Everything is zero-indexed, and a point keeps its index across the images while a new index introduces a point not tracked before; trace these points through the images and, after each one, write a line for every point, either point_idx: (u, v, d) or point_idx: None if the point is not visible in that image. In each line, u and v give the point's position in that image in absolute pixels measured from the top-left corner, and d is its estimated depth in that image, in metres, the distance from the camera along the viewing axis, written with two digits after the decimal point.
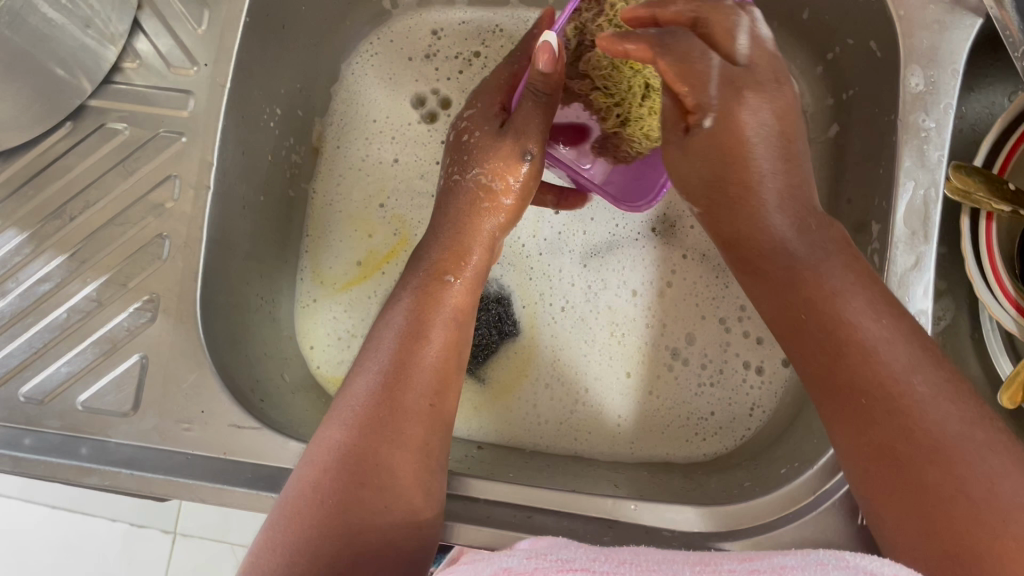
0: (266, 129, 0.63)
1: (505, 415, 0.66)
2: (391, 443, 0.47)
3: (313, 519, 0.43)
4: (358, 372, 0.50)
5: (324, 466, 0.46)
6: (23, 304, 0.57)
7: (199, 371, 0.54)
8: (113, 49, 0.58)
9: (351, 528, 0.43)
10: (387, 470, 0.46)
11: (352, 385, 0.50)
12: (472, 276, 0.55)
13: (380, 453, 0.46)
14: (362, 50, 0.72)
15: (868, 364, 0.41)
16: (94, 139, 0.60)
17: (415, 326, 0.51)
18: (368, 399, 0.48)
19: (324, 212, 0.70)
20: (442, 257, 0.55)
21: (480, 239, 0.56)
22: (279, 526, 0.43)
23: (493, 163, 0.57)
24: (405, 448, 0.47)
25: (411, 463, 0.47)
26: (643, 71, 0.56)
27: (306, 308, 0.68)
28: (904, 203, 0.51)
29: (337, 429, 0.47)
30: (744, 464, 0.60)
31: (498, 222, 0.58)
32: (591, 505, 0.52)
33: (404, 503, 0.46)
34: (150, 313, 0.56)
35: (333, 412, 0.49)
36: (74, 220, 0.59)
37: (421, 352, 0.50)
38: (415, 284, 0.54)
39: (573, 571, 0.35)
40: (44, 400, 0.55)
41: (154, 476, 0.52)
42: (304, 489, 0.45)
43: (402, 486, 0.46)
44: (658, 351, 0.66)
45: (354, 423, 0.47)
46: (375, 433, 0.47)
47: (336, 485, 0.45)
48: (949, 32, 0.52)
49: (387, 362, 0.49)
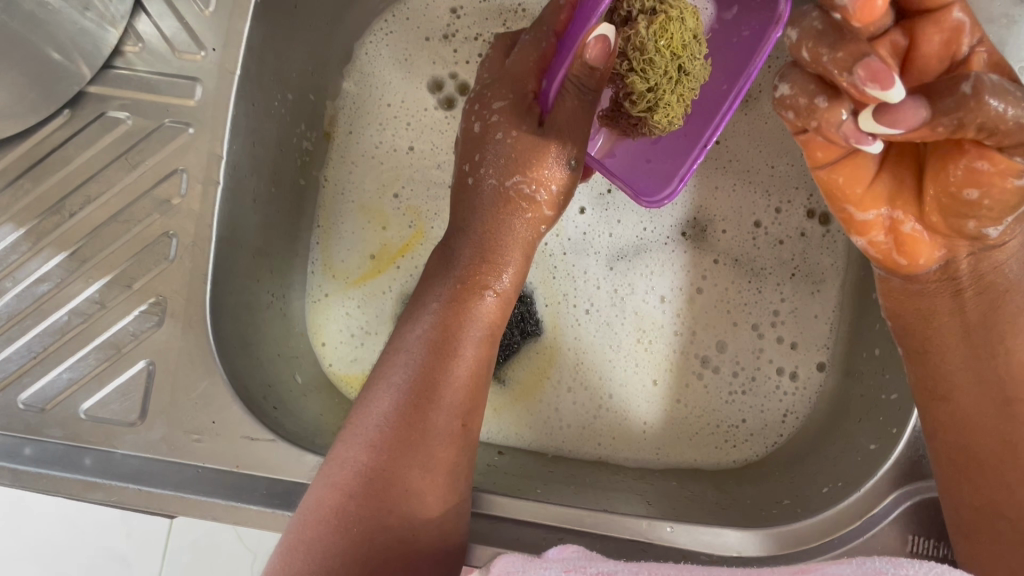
0: (277, 116, 0.59)
1: (526, 418, 0.63)
2: (420, 466, 0.44)
3: (334, 547, 0.40)
4: (380, 385, 0.47)
5: (348, 489, 0.42)
6: (20, 305, 0.54)
7: (210, 379, 0.51)
8: (113, 31, 0.54)
9: (377, 558, 0.41)
10: (414, 496, 0.43)
11: (374, 400, 0.46)
12: (508, 287, 0.53)
13: (408, 476, 0.43)
14: (376, 28, 0.67)
15: None
16: (94, 128, 0.56)
17: (442, 340, 0.48)
18: (395, 418, 0.45)
19: (336, 202, 0.66)
20: (472, 267, 0.52)
21: (517, 248, 0.53)
22: (298, 550, 0.40)
23: (535, 169, 0.51)
24: (433, 472, 0.44)
25: (438, 487, 0.45)
26: (683, 54, 0.48)
27: (316, 303, 0.65)
28: None
29: (358, 447, 0.44)
30: (777, 474, 0.57)
31: (538, 229, 0.54)
32: (624, 528, 0.49)
33: (430, 529, 0.44)
34: (156, 316, 0.52)
35: (352, 427, 0.46)
36: (74, 215, 0.55)
37: (452, 370, 0.47)
38: (446, 295, 0.51)
39: None
40: (44, 408, 0.52)
41: (162, 493, 0.49)
42: (325, 510, 0.42)
43: (427, 512, 0.44)
44: (687, 358, 0.64)
45: (379, 443, 0.44)
46: (400, 455, 0.44)
47: (362, 511, 0.42)
48: (1017, 27, 0.49)
49: (415, 379, 0.46)
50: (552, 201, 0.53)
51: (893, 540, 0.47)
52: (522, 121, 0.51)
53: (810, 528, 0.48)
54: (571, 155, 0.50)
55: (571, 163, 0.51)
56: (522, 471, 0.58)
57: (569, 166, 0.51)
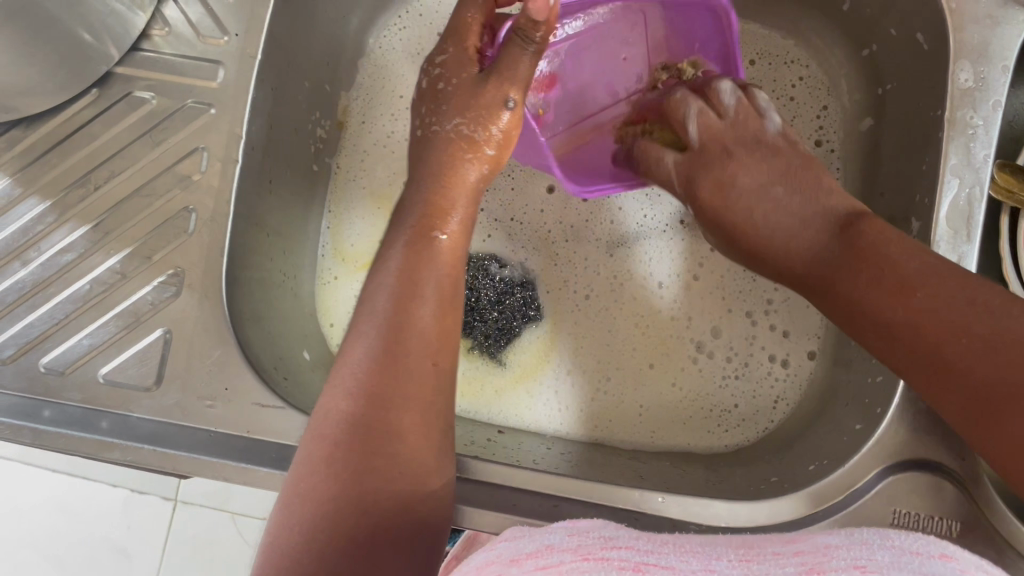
0: (294, 101, 0.62)
1: (526, 399, 0.66)
2: (398, 407, 0.45)
3: (326, 493, 0.42)
4: (354, 338, 0.48)
5: (332, 437, 0.44)
6: (45, 273, 0.56)
7: (224, 347, 0.53)
8: (142, 15, 0.56)
9: (369, 500, 0.42)
10: (395, 435, 0.44)
11: (350, 349, 0.47)
12: (458, 229, 0.54)
13: (390, 420, 0.45)
14: (389, 22, 0.70)
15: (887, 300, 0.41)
16: (120, 107, 0.59)
17: (406, 282, 0.49)
18: (367, 366, 0.46)
19: (348, 188, 0.69)
20: (429, 214, 0.53)
21: (466, 194, 0.56)
22: (293, 500, 0.42)
23: (473, 112, 0.56)
24: (411, 412, 0.45)
25: (419, 428, 0.46)
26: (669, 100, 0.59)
27: (325, 285, 0.67)
28: (947, 202, 0.51)
29: (342, 394, 0.45)
30: (769, 455, 0.59)
31: (486, 175, 0.57)
32: (618, 497, 0.51)
33: (413, 467, 0.44)
34: (175, 287, 0.55)
35: (335, 375, 0.47)
36: (98, 189, 0.58)
37: (415, 311, 0.48)
38: (409, 239, 0.52)
39: (617, 548, 0.33)
40: (65, 371, 0.54)
41: (177, 453, 0.51)
42: (313, 460, 0.43)
43: (411, 449, 0.45)
44: (683, 343, 0.66)
45: (357, 391, 0.45)
46: (382, 399, 0.45)
47: (347, 456, 0.43)
48: (1001, 28, 0.51)
49: (383, 325, 0.47)
50: (493, 144, 0.57)
51: (876, 514, 0.49)
52: (464, 75, 0.57)
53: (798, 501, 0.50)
54: (509, 95, 0.55)
55: (510, 104, 0.55)
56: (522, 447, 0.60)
57: (506, 107, 0.55)
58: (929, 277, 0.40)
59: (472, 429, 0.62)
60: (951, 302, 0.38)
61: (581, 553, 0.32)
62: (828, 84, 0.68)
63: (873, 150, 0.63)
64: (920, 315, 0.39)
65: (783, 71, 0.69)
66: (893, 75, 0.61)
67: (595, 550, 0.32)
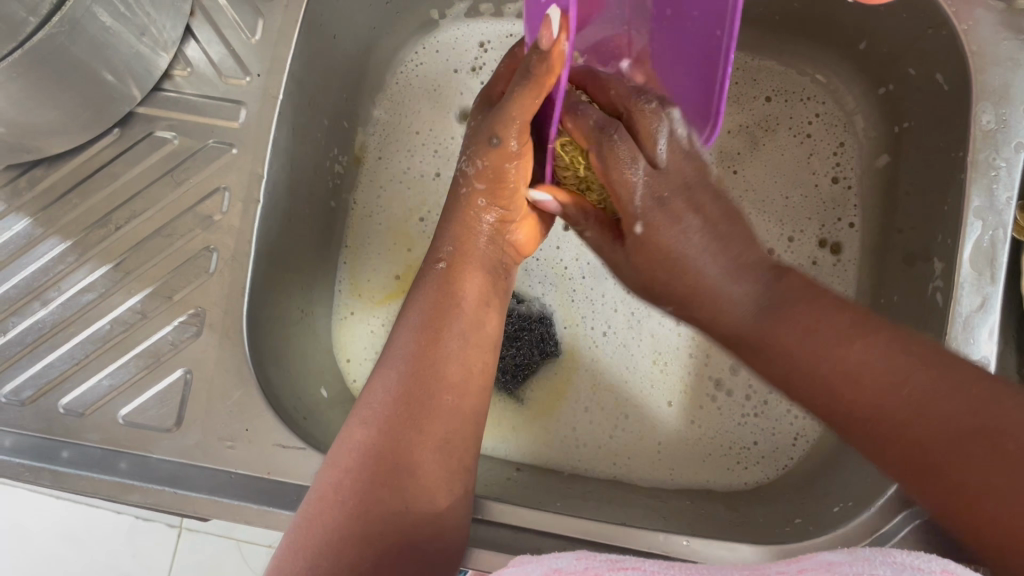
0: (313, 139, 0.62)
1: (542, 435, 0.65)
2: (416, 441, 0.45)
3: (332, 524, 0.41)
4: (382, 371, 0.48)
5: (348, 466, 0.43)
6: (66, 314, 0.56)
7: (245, 388, 0.53)
8: (165, 56, 0.57)
9: (375, 529, 0.41)
10: (409, 470, 0.44)
11: (376, 384, 0.47)
12: (481, 264, 0.53)
13: (408, 454, 0.44)
14: (407, 59, 0.71)
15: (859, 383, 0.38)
16: (142, 147, 0.59)
17: (433, 321, 0.49)
18: (391, 396, 0.46)
19: (365, 224, 0.69)
20: (460, 251, 0.53)
21: (484, 238, 0.54)
22: (300, 528, 0.41)
23: (470, 148, 0.54)
24: (429, 448, 0.45)
25: (437, 465, 0.45)
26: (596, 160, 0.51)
27: (343, 321, 0.67)
28: (971, 243, 0.51)
29: (362, 426, 0.45)
30: (791, 495, 0.58)
31: (502, 227, 0.55)
32: (642, 540, 0.51)
33: (423, 505, 0.43)
34: (195, 327, 0.55)
35: (360, 408, 0.46)
36: (120, 229, 0.58)
37: (444, 345, 0.48)
38: (429, 277, 0.52)
39: (625, 570, 0.33)
40: (84, 412, 0.54)
41: (197, 496, 0.51)
42: (324, 491, 0.43)
43: (423, 486, 0.44)
44: (700, 381, 0.66)
45: (378, 422, 0.45)
46: (400, 430, 0.45)
47: (358, 485, 0.42)
48: (1022, 70, 0.51)
49: (409, 359, 0.47)
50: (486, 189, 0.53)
51: None
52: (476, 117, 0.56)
53: (826, 544, 0.50)
54: (492, 132, 0.51)
55: (494, 141, 0.51)
56: (539, 486, 0.60)
57: (491, 144, 0.51)
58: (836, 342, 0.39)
59: (490, 467, 0.62)
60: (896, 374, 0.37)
61: None
62: (845, 120, 0.68)
63: (891, 186, 0.63)
64: (826, 381, 0.39)
65: (799, 107, 0.69)
66: (911, 114, 0.61)
67: (604, 572, 0.33)
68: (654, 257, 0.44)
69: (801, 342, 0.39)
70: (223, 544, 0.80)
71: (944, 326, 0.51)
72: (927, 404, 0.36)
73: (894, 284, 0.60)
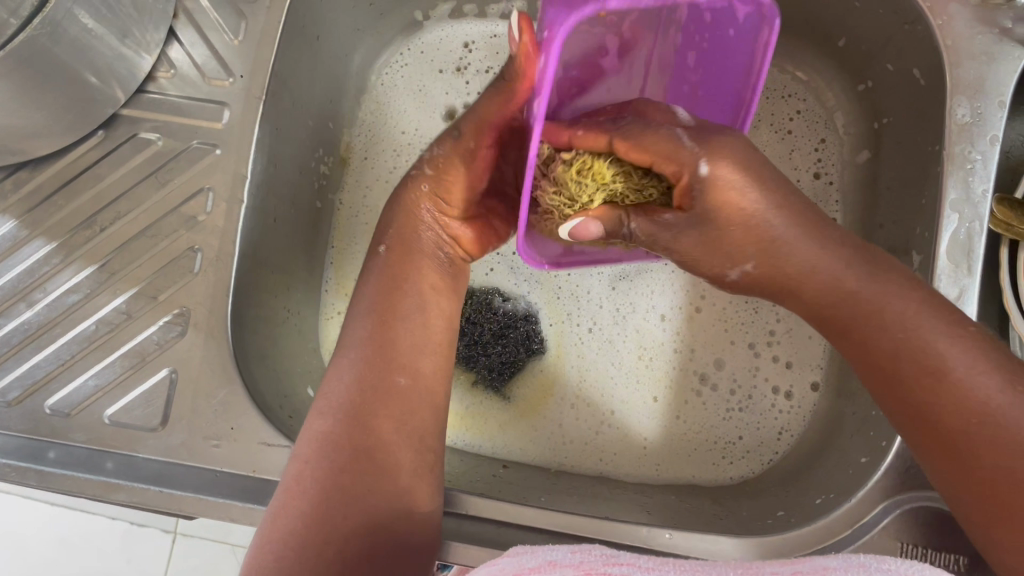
0: (297, 140, 0.62)
1: (529, 432, 0.66)
2: (374, 428, 0.47)
3: (298, 515, 0.43)
4: (338, 360, 0.50)
5: (310, 457, 0.45)
6: (51, 315, 0.57)
7: (230, 387, 0.53)
8: (148, 58, 0.57)
9: (336, 517, 0.43)
10: (369, 457, 0.46)
11: (333, 376, 0.49)
12: (420, 246, 0.55)
13: (368, 438, 0.46)
14: (391, 60, 0.71)
15: (932, 367, 0.41)
16: (126, 149, 0.59)
17: (383, 311, 0.51)
18: (348, 387, 0.48)
19: (351, 224, 0.69)
20: (407, 236, 0.56)
21: (429, 227, 0.56)
22: (270, 520, 0.43)
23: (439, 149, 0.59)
24: (386, 433, 0.47)
25: (396, 449, 0.47)
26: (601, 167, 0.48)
27: (329, 320, 0.67)
28: (948, 235, 0.51)
29: (322, 417, 0.47)
30: (775, 489, 0.59)
31: (445, 220, 0.57)
32: (626, 534, 0.51)
33: (385, 490, 0.45)
34: (180, 326, 0.55)
35: (319, 400, 0.48)
36: (105, 230, 0.58)
37: (398, 333, 0.51)
38: (377, 271, 0.54)
39: (619, 565, 0.32)
40: (70, 413, 0.54)
41: (183, 494, 0.51)
42: (290, 482, 0.44)
43: (384, 470, 0.46)
44: (686, 376, 0.66)
45: (339, 413, 0.47)
46: (358, 418, 0.47)
47: (321, 476, 0.44)
48: (997, 64, 0.52)
49: (365, 350, 0.50)
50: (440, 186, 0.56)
51: (883, 548, 0.49)
52: None
53: (808, 535, 0.50)
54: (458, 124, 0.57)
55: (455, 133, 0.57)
56: (524, 482, 0.60)
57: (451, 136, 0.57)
58: (927, 332, 0.42)
59: (477, 465, 0.62)
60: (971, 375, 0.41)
61: (583, 568, 0.32)
62: (826, 117, 0.68)
63: (872, 181, 0.64)
64: (923, 356, 0.42)
65: (781, 105, 0.69)
66: (890, 110, 0.62)
67: (598, 565, 0.32)
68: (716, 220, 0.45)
69: (909, 316, 0.43)
70: (213, 548, 0.80)
71: None
72: (991, 411, 0.40)
73: None
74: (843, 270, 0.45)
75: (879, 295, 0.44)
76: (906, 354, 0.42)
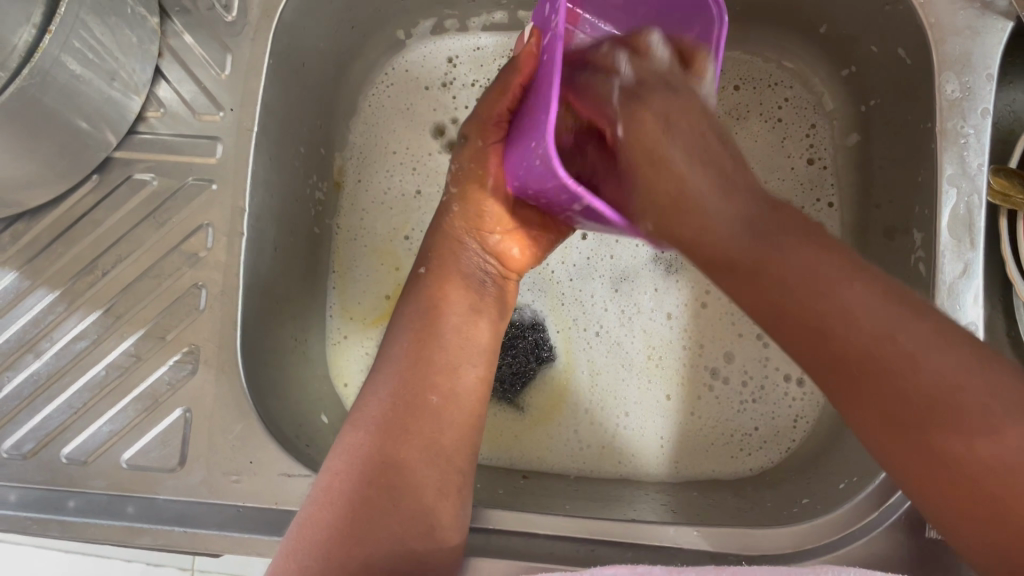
0: (291, 168, 0.62)
1: (544, 441, 0.66)
2: (404, 444, 0.47)
3: (324, 524, 0.43)
4: (372, 380, 0.51)
5: (340, 471, 0.46)
6: (60, 363, 0.56)
7: (245, 421, 0.53)
8: (137, 99, 0.57)
9: (361, 529, 0.43)
10: (399, 473, 0.46)
11: (369, 394, 0.50)
12: (453, 268, 0.55)
13: (399, 454, 0.47)
14: (376, 81, 0.71)
15: (866, 353, 0.34)
16: (121, 191, 0.59)
17: (422, 331, 0.52)
18: (383, 405, 0.48)
19: (350, 247, 0.69)
20: (442, 257, 0.56)
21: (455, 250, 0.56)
22: (295, 530, 0.44)
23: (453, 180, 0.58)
24: (417, 450, 0.47)
25: (427, 466, 0.47)
26: None
27: (337, 345, 0.67)
28: (948, 210, 0.51)
29: (356, 432, 0.48)
30: (795, 477, 0.59)
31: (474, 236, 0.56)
32: (654, 536, 0.51)
33: (412, 503, 0.46)
34: (190, 365, 0.55)
35: (356, 416, 0.49)
36: (107, 274, 0.58)
37: (434, 353, 0.51)
38: (408, 299, 0.54)
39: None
40: (87, 460, 0.54)
41: (207, 533, 0.51)
42: (320, 495, 0.45)
43: (413, 487, 0.46)
44: (696, 372, 0.66)
45: (373, 429, 0.47)
46: (392, 435, 0.47)
47: (350, 490, 0.45)
48: (981, 37, 0.52)
49: (400, 368, 0.50)
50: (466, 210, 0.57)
51: (911, 528, 0.49)
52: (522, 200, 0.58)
53: (834, 521, 0.50)
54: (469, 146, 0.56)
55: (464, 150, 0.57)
56: (543, 490, 0.60)
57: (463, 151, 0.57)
58: (852, 307, 0.35)
59: (497, 478, 0.62)
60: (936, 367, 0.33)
61: None
62: (814, 103, 0.68)
63: (865, 162, 0.64)
64: (859, 344, 0.34)
65: (768, 94, 0.69)
66: (876, 91, 0.62)
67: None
68: (644, 154, 0.43)
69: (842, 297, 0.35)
70: None
71: (928, 295, 0.52)
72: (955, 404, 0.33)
73: (877, 259, 0.61)
74: (735, 216, 0.39)
75: (786, 251, 0.37)
76: (847, 347, 0.35)
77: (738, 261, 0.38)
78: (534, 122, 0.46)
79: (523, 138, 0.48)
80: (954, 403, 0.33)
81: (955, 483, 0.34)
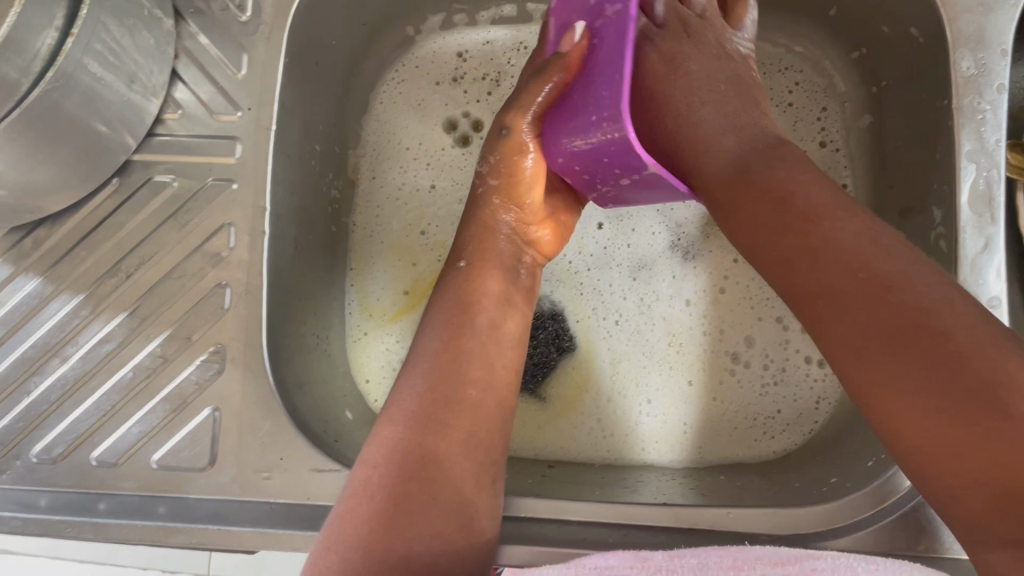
0: (308, 166, 0.63)
1: (568, 431, 0.66)
2: (438, 436, 0.47)
3: (365, 514, 0.43)
4: (404, 375, 0.51)
5: (377, 463, 0.46)
6: (86, 367, 0.57)
7: (274, 418, 0.53)
8: (155, 101, 0.57)
9: (401, 519, 0.43)
10: (435, 463, 0.46)
11: (402, 388, 0.50)
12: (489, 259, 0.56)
13: (435, 445, 0.47)
14: (387, 78, 0.72)
15: (834, 259, 0.39)
16: (141, 193, 0.59)
17: (452, 325, 0.52)
18: (416, 397, 0.49)
19: (367, 244, 0.69)
20: (476, 248, 0.57)
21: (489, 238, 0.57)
22: (335, 521, 0.44)
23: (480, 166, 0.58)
24: (451, 441, 0.47)
25: (461, 456, 0.47)
26: None
27: (357, 342, 0.67)
28: (968, 187, 0.52)
29: (390, 424, 0.48)
30: (821, 457, 0.59)
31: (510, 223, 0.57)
32: (686, 518, 0.51)
33: (448, 495, 0.45)
34: (217, 364, 0.55)
35: (389, 409, 0.49)
36: (131, 276, 0.58)
37: (464, 344, 0.51)
38: (437, 294, 0.55)
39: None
40: (117, 462, 0.54)
41: (241, 530, 0.51)
42: (358, 486, 0.45)
43: (449, 478, 0.46)
44: (717, 357, 0.66)
45: (408, 420, 0.47)
46: (426, 426, 0.47)
47: (388, 481, 0.45)
48: (995, 14, 0.53)
49: (432, 361, 0.51)
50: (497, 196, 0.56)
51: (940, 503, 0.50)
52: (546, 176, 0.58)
53: (863, 498, 0.51)
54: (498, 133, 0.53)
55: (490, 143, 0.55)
56: (570, 478, 0.60)
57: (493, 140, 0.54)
58: (835, 229, 0.40)
59: (523, 469, 0.63)
60: (925, 286, 0.36)
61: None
62: (825, 85, 0.69)
63: (879, 143, 0.64)
64: (841, 253, 0.38)
65: (778, 78, 0.70)
66: (888, 71, 0.62)
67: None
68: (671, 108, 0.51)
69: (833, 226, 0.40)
70: None
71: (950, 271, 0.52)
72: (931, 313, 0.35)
73: None
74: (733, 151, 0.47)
75: (773, 182, 0.44)
76: (830, 261, 0.39)
77: (718, 191, 0.46)
78: (595, 101, 0.46)
79: (571, 118, 0.48)
80: (939, 314, 0.35)
81: (908, 378, 0.35)
